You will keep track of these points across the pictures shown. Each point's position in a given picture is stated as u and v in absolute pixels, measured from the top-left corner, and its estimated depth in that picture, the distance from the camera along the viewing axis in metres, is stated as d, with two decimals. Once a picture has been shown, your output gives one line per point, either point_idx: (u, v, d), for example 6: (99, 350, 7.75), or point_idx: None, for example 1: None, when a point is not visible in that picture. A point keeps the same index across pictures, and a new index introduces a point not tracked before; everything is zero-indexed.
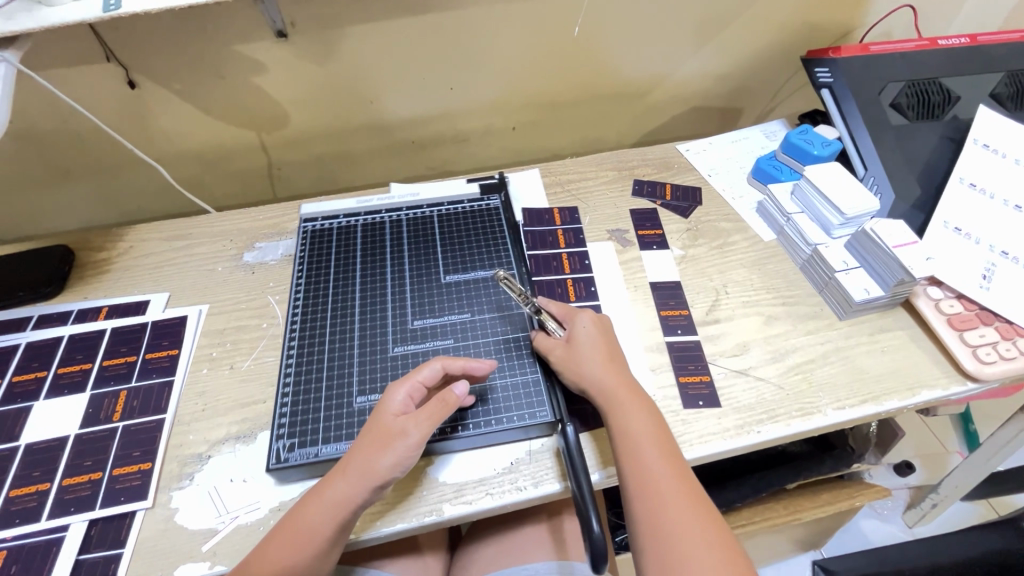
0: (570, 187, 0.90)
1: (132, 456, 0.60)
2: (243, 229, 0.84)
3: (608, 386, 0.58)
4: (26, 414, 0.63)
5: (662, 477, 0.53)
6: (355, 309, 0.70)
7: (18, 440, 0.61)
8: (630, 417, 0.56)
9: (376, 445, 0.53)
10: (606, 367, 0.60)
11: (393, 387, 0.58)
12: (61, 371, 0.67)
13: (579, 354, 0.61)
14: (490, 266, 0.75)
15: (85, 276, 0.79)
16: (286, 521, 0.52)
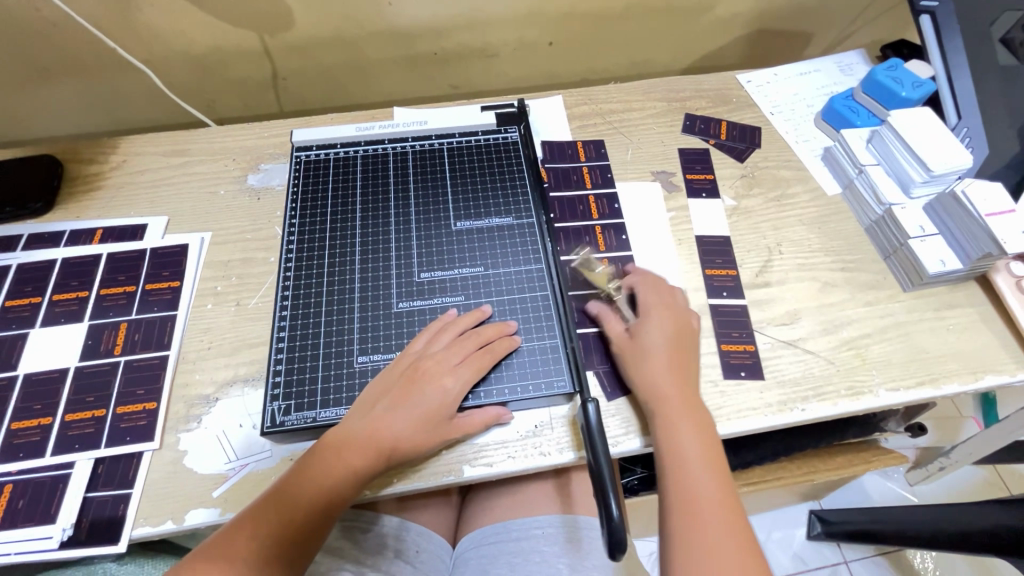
0: (612, 119, 0.81)
1: (136, 394, 0.57)
2: (248, 146, 0.76)
3: (673, 412, 0.52)
4: (23, 342, 0.59)
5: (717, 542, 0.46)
6: (355, 256, 0.62)
7: (16, 370, 0.57)
8: (679, 419, 0.52)
9: (412, 438, 0.51)
10: (675, 381, 0.54)
11: (449, 374, 0.53)
12: (56, 298, 0.62)
13: (640, 353, 0.56)
14: (508, 211, 0.65)
15: (79, 191, 0.72)
16: (310, 464, 0.50)
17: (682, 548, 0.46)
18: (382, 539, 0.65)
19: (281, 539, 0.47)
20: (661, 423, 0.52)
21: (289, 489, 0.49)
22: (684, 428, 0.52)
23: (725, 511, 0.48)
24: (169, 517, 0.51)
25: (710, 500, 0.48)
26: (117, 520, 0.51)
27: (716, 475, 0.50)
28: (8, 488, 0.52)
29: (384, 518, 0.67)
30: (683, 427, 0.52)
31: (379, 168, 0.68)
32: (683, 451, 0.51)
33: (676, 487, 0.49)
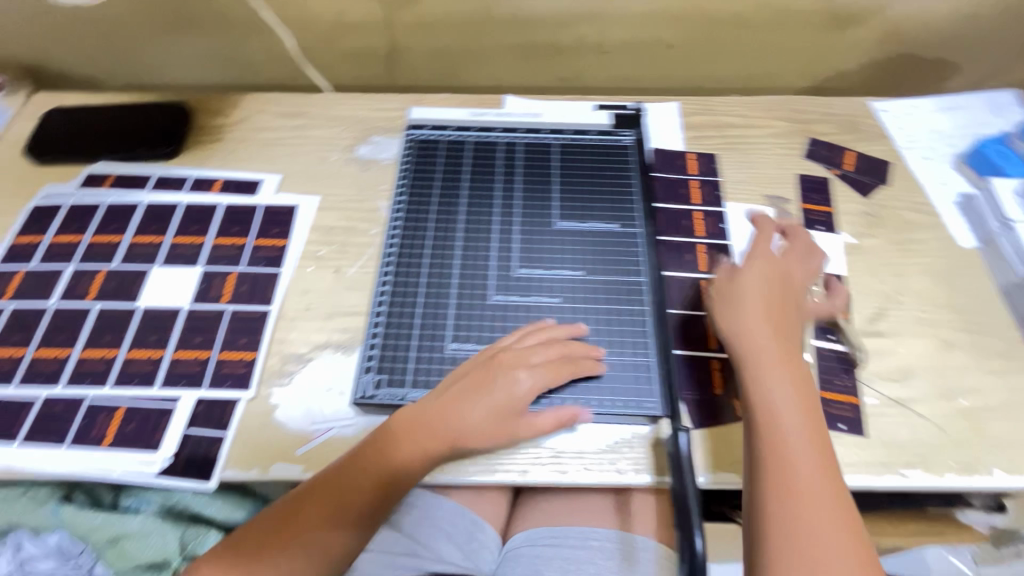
0: (727, 134, 0.77)
1: (239, 343, 0.60)
2: (360, 118, 0.78)
3: (767, 368, 0.50)
4: (144, 277, 0.63)
5: (812, 493, 0.43)
6: (457, 243, 0.62)
7: (136, 302, 0.62)
8: (769, 378, 0.49)
9: (487, 430, 0.51)
10: (768, 339, 0.51)
11: (524, 370, 0.52)
12: (176, 241, 0.66)
13: (742, 301, 0.54)
14: (614, 217, 0.63)
15: (204, 141, 0.76)
16: (367, 446, 0.50)
17: (771, 498, 0.44)
18: (436, 521, 0.66)
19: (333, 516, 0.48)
20: (749, 379, 0.50)
21: (356, 464, 0.50)
22: (776, 385, 0.49)
23: (826, 491, 0.44)
24: (256, 466, 0.53)
25: (808, 463, 0.45)
26: (211, 459, 0.54)
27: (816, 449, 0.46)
28: (121, 412, 0.56)
29: (439, 499, 0.67)
30: (775, 379, 0.49)
31: (488, 156, 0.68)
32: (774, 411, 0.47)
33: (767, 444, 0.46)
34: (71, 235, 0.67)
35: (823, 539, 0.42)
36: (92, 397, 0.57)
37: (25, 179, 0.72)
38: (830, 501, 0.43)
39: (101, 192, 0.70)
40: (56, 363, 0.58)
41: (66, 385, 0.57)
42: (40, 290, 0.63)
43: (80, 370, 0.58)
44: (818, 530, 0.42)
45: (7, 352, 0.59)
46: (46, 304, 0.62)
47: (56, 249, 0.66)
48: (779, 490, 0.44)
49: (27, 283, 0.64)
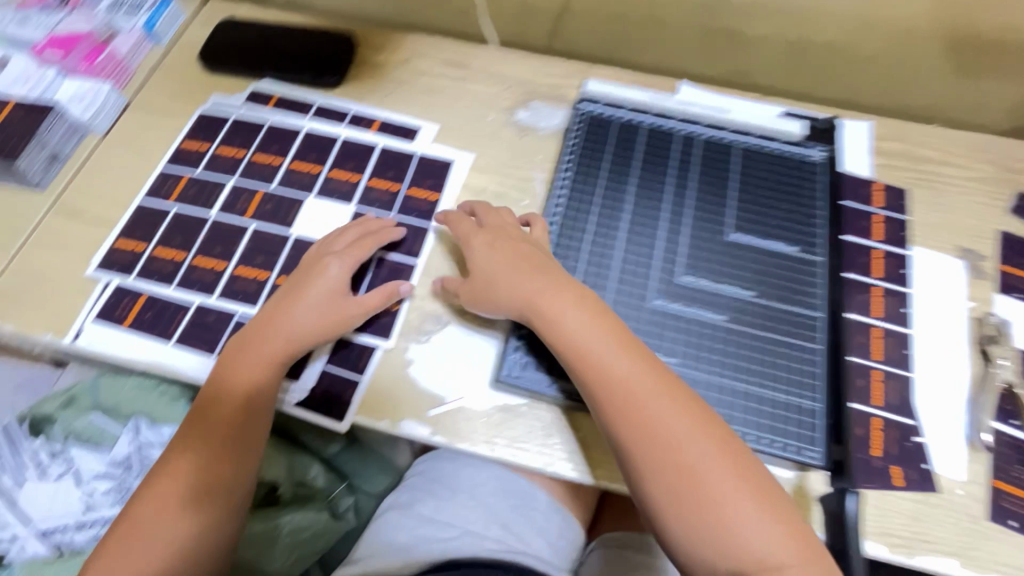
0: (922, 168, 0.68)
1: None
2: (524, 79, 0.74)
3: (562, 315, 0.51)
4: (299, 206, 0.64)
5: (652, 402, 0.47)
6: (619, 235, 0.58)
7: (290, 230, 0.62)
8: (568, 318, 0.50)
9: (321, 323, 0.54)
10: (533, 283, 0.52)
11: (332, 259, 0.57)
12: (333, 174, 0.66)
13: (488, 274, 0.54)
14: (794, 240, 0.58)
15: (365, 76, 0.74)
16: (221, 364, 0.54)
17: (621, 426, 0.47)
18: (531, 514, 0.66)
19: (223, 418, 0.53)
20: (554, 336, 0.51)
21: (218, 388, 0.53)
22: (587, 332, 0.50)
23: (676, 418, 0.47)
24: (386, 418, 0.54)
25: (652, 400, 0.47)
26: (345, 401, 0.54)
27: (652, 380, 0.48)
28: None
29: (539, 494, 0.67)
30: (552, 311, 0.51)
31: (663, 146, 0.63)
32: (599, 358, 0.49)
33: (610, 404, 0.48)
34: (234, 150, 0.68)
35: (679, 439, 0.46)
36: (240, 316, 0.58)
37: (197, 87, 0.73)
38: (665, 395, 0.47)
39: (265, 112, 0.71)
40: (211, 274, 0.60)
41: (219, 298, 0.59)
42: (202, 200, 0.65)
43: (232, 285, 0.59)
44: (681, 437, 0.46)
45: (168, 253, 0.61)
46: (206, 214, 0.64)
47: (219, 160, 0.67)
48: (629, 420, 0.47)
49: (191, 189, 0.65)
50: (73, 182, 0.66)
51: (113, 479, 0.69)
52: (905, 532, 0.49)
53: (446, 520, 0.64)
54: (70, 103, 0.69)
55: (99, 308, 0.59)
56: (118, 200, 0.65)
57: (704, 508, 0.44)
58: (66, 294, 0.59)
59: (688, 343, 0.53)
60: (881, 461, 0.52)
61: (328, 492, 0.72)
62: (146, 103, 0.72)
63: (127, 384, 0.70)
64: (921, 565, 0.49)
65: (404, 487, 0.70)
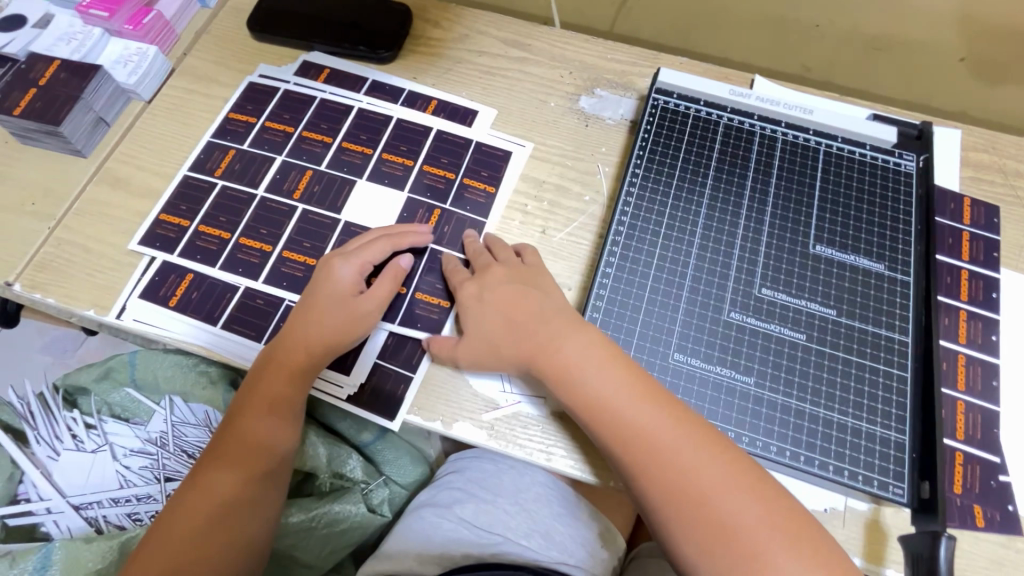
0: (1016, 184, 0.63)
1: (433, 285, 0.56)
2: (588, 64, 0.70)
3: (573, 371, 0.48)
4: (349, 189, 0.61)
5: (681, 457, 0.45)
6: (693, 241, 0.54)
7: (339, 215, 0.59)
8: (581, 370, 0.48)
9: (339, 324, 0.52)
10: (537, 338, 0.50)
11: (340, 261, 0.54)
12: (385, 156, 0.62)
13: (486, 330, 0.51)
14: (881, 256, 0.54)
15: (420, 53, 0.70)
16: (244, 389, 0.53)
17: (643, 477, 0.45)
18: (575, 523, 0.65)
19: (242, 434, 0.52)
20: (568, 397, 0.48)
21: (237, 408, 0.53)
22: (605, 384, 0.47)
23: (711, 476, 0.44)
24: (440, 419, 0.51)
25: (685, 452, 0.45)
26: (396, 398, 0.52)
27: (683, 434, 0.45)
28: None
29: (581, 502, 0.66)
30: (565, 360, 0.48)
31: (741, 146, 0.59)
32: (620, 413, 0.46)
33: (632, 462, 0.45)
34: (283, 125, 0.64)
35: (714, 499, 0.43)
36: (289, 301, 0.56)
37: (244, 55, 0.70)
38: (690, 445, 0.45)
39: (315, 85, 0.67)
40: (257, 256, 0.58)
41: (265, 283, 0.56)
42: (249, 176, 0.62)
43: (233, 256, 0.58)
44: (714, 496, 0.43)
45: (213, 232, 0.59)
46: (253, 192, 0.61)
47: (267, 134, 0.64)
48: (650, 473, 0.45)
49: (237, 164, 0.62)
50: (116, 149, 0.64)
51: (148, 456, 0.69)
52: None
53: (485, 526, 0.62)
54: (114, 68, 0.66)
55: (143, 285, 0.56)
56: (162, 171, 0.62)
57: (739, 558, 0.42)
58: (108, 269, 0.57)
59: (766, 362, 0.50)
60: (962, 499, 0.49)
61: (365, 485, 0.70)
62: (191, 69, 0.69)
63: (163, 362, 0.66)
64: None
65: (439, 485, 0.69)
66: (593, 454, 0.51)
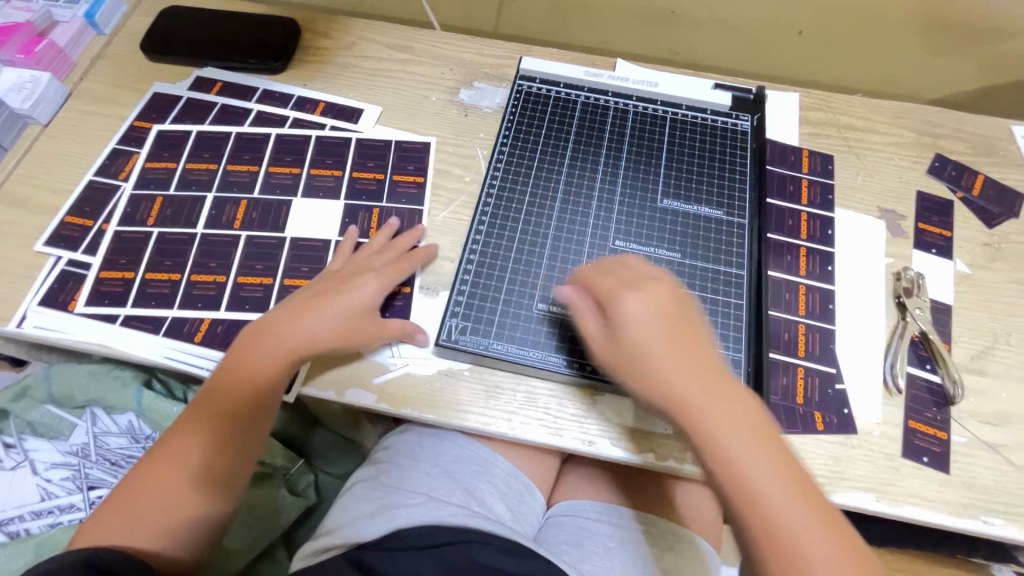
0: (848, 135, 0.72)
1: (301, 272, 0.61)
2: (466, 60, 0.76)
3: (702, 410, 0.42)
4: (245, 204, 0.65)
5: (782, 510, 0.39)
6: (555, 206, 0.60)
7: (239, 233, 0.63)
8: (721, 426, 0.42)
9: (340, 336, 0.54)
10: (693, 382, 0.43)
11: (372, 275, 0.57)
12: (272, 170, 0.67)
13: (669, 364, 0.44)
14: (720, 203, 0.60)
15: (308, 61, 0.75)
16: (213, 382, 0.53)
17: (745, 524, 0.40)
18: (492, 480, 0.69)
19: (223, 409, 0.52)
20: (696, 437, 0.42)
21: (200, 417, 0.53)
22: (736, 439, 0.41)
23: (806, 526, 0.39)
24: (331, 389, 0.55)
25: (784, 498, 0.40)
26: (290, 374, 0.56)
27: (780, 475, 0.41)
28: (206, 324, 0.58)
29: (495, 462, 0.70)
30: (718, 424, 0.42)
31: (596, 119, 0.65)
32: (737, 462, 0.41)
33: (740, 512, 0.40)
34: (206, 164, 0.67)
35: (808, 552, 0.39)
36: (175, 317, 0.58)
37: (140, 75, 0.73)
38: (785, 492, 0.40)
39: (210, 98, 0.71)
40: (213, 288, 0.60)
41: (180, 309, 0.59)
42: (184, 217, 0.64)
43: (191, 293, 0.60)
44: (808, 551, 0.39)
45: (162, 276, 0.61)
46: (192, 232, 0.63)
47: (192, 175, 0.66)
48: (753, 529, 0.40)
49: (169, 209, 0.64)
50: (14, 171, 0.66)
51: (70, 468, 0.70)
52: (826, 471, 0.53)
53: (408, 488, 0.65)
54: (9, 95, 0.69)
55: (43, 293, 0.59)
56: (63, 188, 0.65)
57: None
58: (9, 281, 0.60)
59: None
60: (803, 408, 0.55)
61: (287, 470, 0.73)
62: (88, 92, 0.72)
63: (77, 372, 0.69)
64: (842, 502, 0.52)
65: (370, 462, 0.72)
66: (476, 402, 0.55)
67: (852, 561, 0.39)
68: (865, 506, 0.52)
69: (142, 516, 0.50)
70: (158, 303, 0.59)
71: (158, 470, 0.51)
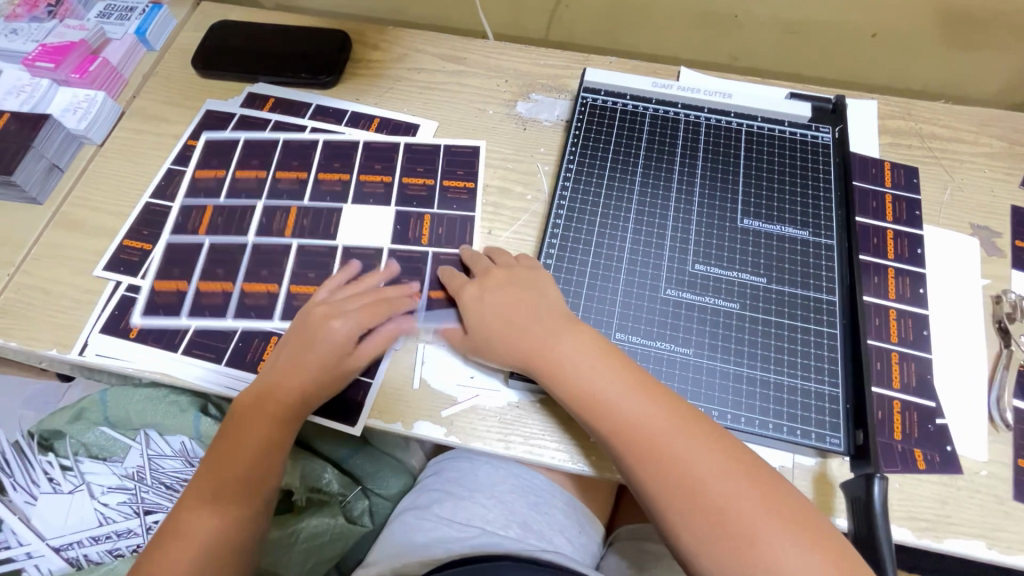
0: (933, 146, 0.67)
1: None
2: (522, 71, 0.73)
3: (619, 409, 0.46)
4: (294, 212, 0.63)
5: (711, 488, 0.42)
6: (628, 226, 0.57)
7: (289, 240, 0.61)
8: (637, 417, 0.45)
9: (314, 390, 0.52)
10: (610, 382, 0.47)
11: (340, 319, 0.53)
12: (321, 176, 0.65)
13: (591, 371, 0.47)
14: (804, 222, 0.57)
15: (360, 75, 0.73)
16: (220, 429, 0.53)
17: (682, 508, 0.42)
18: (551, 510, 0.66)
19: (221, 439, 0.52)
20: (622, 438, 0.45)
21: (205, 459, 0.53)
22: (659, 429, 0.45)
23: (739, 499, 0.42)
24: (400, 421, 0.53)
25: (716, 476, 0.43)
26: (356, 404, 0.54)
27: (709, 454, 0.44)
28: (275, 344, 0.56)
29: (556, 494, 0.68)
30: (638, 422, 0.45)
31: (668, 134, 0.62)
32: (667, 451, 0.44)
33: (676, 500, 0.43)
34: (253, 171, 0.66)
35: (744, 519, 0.41)
36: (238, 343, 0.57)
37: (191, 93, 0.72)
38: (717, 471, 0.43)
39: (262, 114, 0.70)
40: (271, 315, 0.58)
41: (242, 335, 0.57)
42: (239, 235, 0.62)
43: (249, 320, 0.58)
44: (744, 520, 0.41)
45: (215, 287, 0.59)
46: (243, 240, 0.62)
47: (245, 197, 0.64)
48: (685, 510, 0.42)
49: (220, 217, 0.63)
50: (72, 194, 0.66)
51: (126, 491, 0.69)
52: (932, 516, 0.49)
53: (464, 520, 0.63)
54: (64, 116, 0.68)
55: (103, 321, 0.58)
56: (119, 210, 0.64)
57: (749, 550, 0.40)
58: (69, 307, 0.59)
59: (703, 333, 0.52)
60: (902, 444, 0.51)
61: (343, 497, 0.72)
62: (141, 111, 0.71)
63: (135, 396, 0.68)
64: (951, 549, 0.48)
65: (420, 489, 0.70)
66: (549, 437, 0.52)
67: (780, 519, 0.41)
68: (978, 554, 0.47)
69: (193, 549, 0.48)
70: (212, 313, 0.58)
71: (190, 501, 0.50)
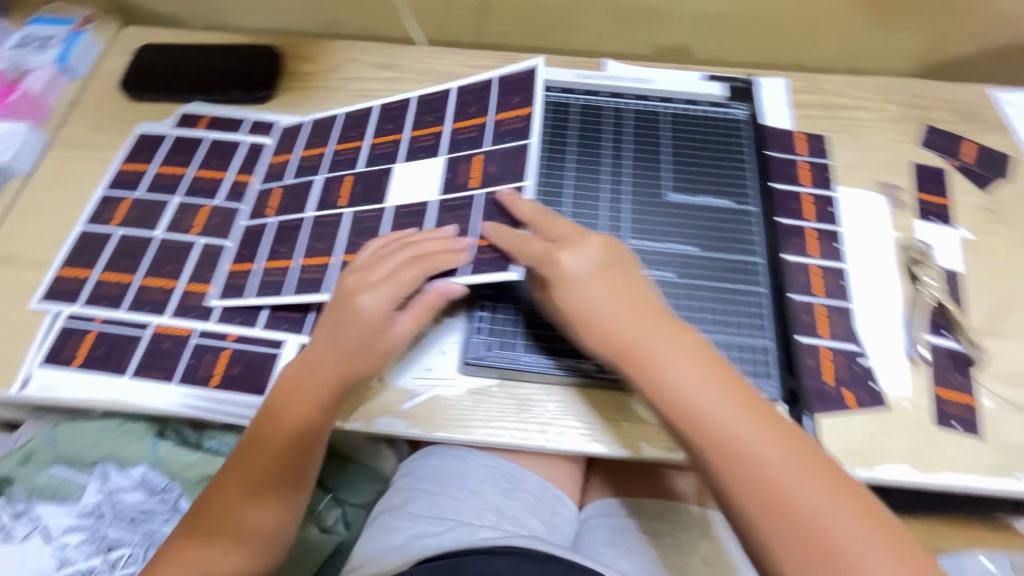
0: (839, 115, 0.73)
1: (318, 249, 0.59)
2: (455, 73, 0.75)
3: (693, 393, 0.43)
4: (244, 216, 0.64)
5: (791, 486, 0.40)
6: (564, 209, 0.60)
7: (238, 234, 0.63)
8: (703, 408, 0.43)
9: (343, 376, 0.51)
10: (679, 370, 0.44)
11: (366, 291, 0.51)
12: (278, 180, 0.66)
13: (662, 353, 0.45)
14: (727, 193, 0.61)
15: (294, 88, 0.74)
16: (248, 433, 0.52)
17: (760, 509, 0.40)
18: (523, 495, 0.67)
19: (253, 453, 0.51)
20: (696, 423, 0.43)
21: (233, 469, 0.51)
22: (731, 420, 0.42)
23: (818, 499, 0.39)
24: (359, 419, 0.54)
25: (795, 475, 0.40)
26: None
27: (783, 450, 0.41)
28: (227, 353, 0.56)
29: (527, 477, 0.69)
30: (704, 409, 0.43)
31: (595, 120, 0.65)
32: (742, 444, 0.41)
33: (754, 497, 0.40)
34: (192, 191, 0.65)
35: (825, 524, 0.38)
36: (190, 360, 0.56)
37: (121, 117, 0.71)
38: (798, 470, 0.40)
39: (197, 133, 0.69)
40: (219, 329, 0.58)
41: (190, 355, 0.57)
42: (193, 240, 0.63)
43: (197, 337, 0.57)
44: (824, 524, 0.38)
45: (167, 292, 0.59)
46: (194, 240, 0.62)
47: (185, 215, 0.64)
48: (763, 509, 0.39)
49: (214, 218, 0.64)
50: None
51: (86, 530, 0.66)
52: (863, 448, 0.53)
53: (437, 514, 0.64)
54: None
55: (45, 351, 0.57)
56: (52, 239, 0.63)
57: (824, 552, 0.38)
58: (8, 342, 0.57)
59: None
60: (832, 387, 0.55)
61: (314, 506, 0.72)
62: (68, 139, 0.70)
63: (87, 430, 0.68)
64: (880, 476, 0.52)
65: (392, 491, 0.70)
66: (509, 419, 0.54)
67: (861, 525, 0.38)
68: (906, 479, 0.52)
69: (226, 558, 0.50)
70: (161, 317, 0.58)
71: (218, 515, 0.50)
